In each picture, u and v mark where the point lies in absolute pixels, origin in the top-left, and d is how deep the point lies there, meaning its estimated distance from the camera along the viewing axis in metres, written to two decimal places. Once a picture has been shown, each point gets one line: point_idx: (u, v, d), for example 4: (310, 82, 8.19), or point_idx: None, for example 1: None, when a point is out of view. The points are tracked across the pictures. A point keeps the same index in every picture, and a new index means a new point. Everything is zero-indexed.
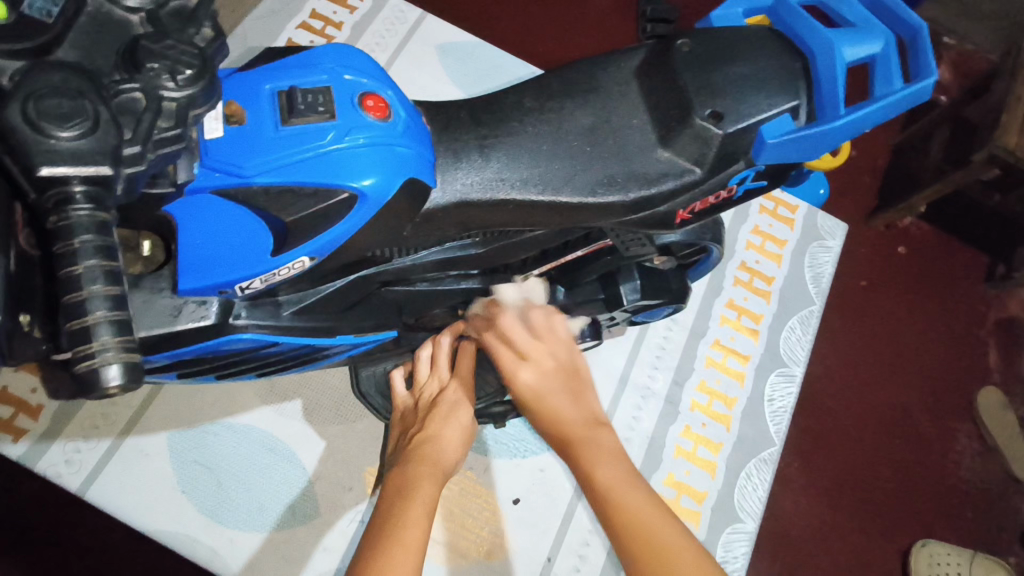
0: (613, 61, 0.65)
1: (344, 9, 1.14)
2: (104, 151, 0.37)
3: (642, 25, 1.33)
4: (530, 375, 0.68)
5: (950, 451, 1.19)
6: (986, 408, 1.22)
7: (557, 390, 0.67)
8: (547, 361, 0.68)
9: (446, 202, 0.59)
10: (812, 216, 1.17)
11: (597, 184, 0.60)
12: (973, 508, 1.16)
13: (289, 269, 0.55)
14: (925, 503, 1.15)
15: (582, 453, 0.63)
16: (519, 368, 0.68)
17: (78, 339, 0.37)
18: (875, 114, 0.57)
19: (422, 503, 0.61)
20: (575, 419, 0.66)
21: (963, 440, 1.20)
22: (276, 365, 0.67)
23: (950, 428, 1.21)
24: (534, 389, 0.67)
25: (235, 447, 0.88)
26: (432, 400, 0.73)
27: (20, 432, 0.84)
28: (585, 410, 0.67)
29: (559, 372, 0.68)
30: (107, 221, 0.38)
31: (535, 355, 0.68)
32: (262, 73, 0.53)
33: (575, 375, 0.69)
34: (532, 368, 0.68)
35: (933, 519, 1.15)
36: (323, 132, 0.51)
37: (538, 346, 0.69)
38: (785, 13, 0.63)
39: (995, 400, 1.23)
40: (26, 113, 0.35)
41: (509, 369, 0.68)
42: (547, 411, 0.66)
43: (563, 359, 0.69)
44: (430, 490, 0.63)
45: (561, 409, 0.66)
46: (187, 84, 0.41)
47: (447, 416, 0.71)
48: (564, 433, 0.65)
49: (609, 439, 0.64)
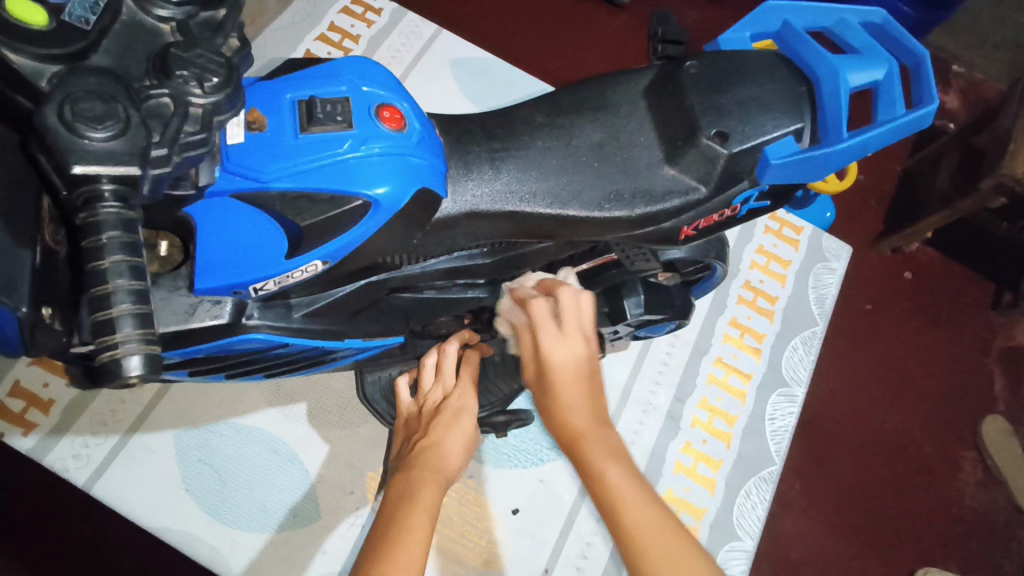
0: (623, 80, 0.66)
1: (362, 23, 1.17)
2: (133, 152, 0.39)
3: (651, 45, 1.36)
4: (567, 354, 0.64)
5: (954, 478, 1.19)
6: (993, 438, 1.21)
7: (579, 379, 0.64)
8: (580, 347, 0.65)
9: (457, 212, 0.61)
10: (817, 237, 1.19)
11: (603, 199, 0.62)
12: (976, 537, 1.16)
13: (302, 272, 0.56)
14: (929, 530, 1.15)
15: (591, 457, 0.59)
16: (556, 345, 0.64)
17: (102, 330, 0.37)
18: (877, 139, 0.58)
19: (426, 507, 0.62)
20: (589, 417, 0.62)
21: (967, 468, 1.20)
22: (284, 366, 0.68)
23: (954, 456, 1.20)
24: (568, 370, 0.64)
25: (241, 448, 0.89)
26: (439, 407, 0.74)
27: (30, 426, 0.86)
28: (597, 409, 0.63)
29: (587, 360, 0.65)
30: (133, 219, 0.40)
31: (569, 337, 0.65)
32: (283, 83, 0.54)
33: (598, 374, 0.65)
34: (569, 346, 0.64)
35: (935, 548, 1.14)
36: (340, 141, 0.53)
37: (578, 326, 0.65)
38: (793, 37, 0.65)
39: (1001, 429, 1.22)
40: (62, 115, 0.37)
41: (547, 343, 0.64)
42: (563, 399, 0.63)
43: (593, 349, 0.66)
44: (433, 496, 0.64)
45: (579, 401, 0.63)
46: (213, 92, 0.43)
47: (454, 424, 0.72)
48: (572, 427, 0.61)
49: (615, 440, 0.61)
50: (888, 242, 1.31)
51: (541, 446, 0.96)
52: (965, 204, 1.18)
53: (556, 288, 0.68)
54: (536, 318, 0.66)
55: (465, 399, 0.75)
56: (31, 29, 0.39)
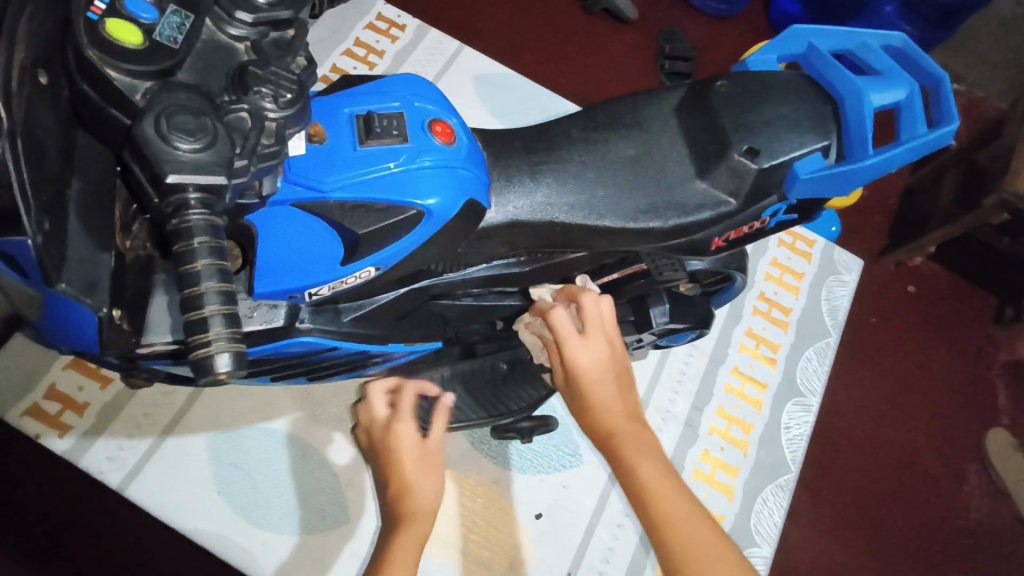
0: (655, 98, 0.69)
1: (386, 38, 1.21)
2: (220, 163, 0.41)
3: (662, 63, 1.40)
4: (589, 358, 0.68)
5: (959, 490, 1.21)
6: (996, 452, 1.24)
7: (610, 377, 0.68)
8: (604, 349, 0.68)
9: (500, 221, 0.64)
10: (829, 250, 1.22)
11: (638, 211, 0.65)
12: (982, 549, 1.18)
13: (356, 278, 0.59)
14: (934, 541, 1.17)
15: (624, 453, 0.65)
16: (580, 349, 0.68)
17: (195, 328, 0.40)
18: (900, 157, 0.62)
19: (406, 555, 0.65)
20: (617, 413, 0.67)
21: (971, 480, 1.22)
22: (326, 370, 0.71)
23: (959, 468, 1.23)
24: (596, 372, 0.68)
25: (271, 450, 0.91)
26: (399, 440, 0.71)
27: (66, 428, 0.88)
28: (627, 405, 0.68)
29: (612, 362, 0.69)
30: (218, 225, 0.43)
31: (591, 341, 0.68)
32: (340, 99, 0.57)
33: (625, 373, 0.70)
34: (591, 351, 0.68)
35: (940, 558, 1.16)
36: (396, 155, 0.55)
37: (601, 333, 0.69)
38: (817, 59, 0.68)
39: (1004, 441, 1.25)
40: (158, 127, 0.40)
41: (571, 351, 0.68)
42: (597, 395, 0.67)
43: (616, 350, 0.70)
44: (411, 543, 0.66)
45: (609, 398, 0.67)
46: (286, 107, 0.45)
47: (421, 466, 0.70)
48: (607, 424, 0.67)
49: (648, 436, 0.67)
50: (893, 256, 1.34)
51: (563, 452, 0.98)
52: (969, 220, 1.21)
53: (578, 294, 0.70)
54: (559, 331, 0.68)
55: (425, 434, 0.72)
56: (127, 49, 0.42)
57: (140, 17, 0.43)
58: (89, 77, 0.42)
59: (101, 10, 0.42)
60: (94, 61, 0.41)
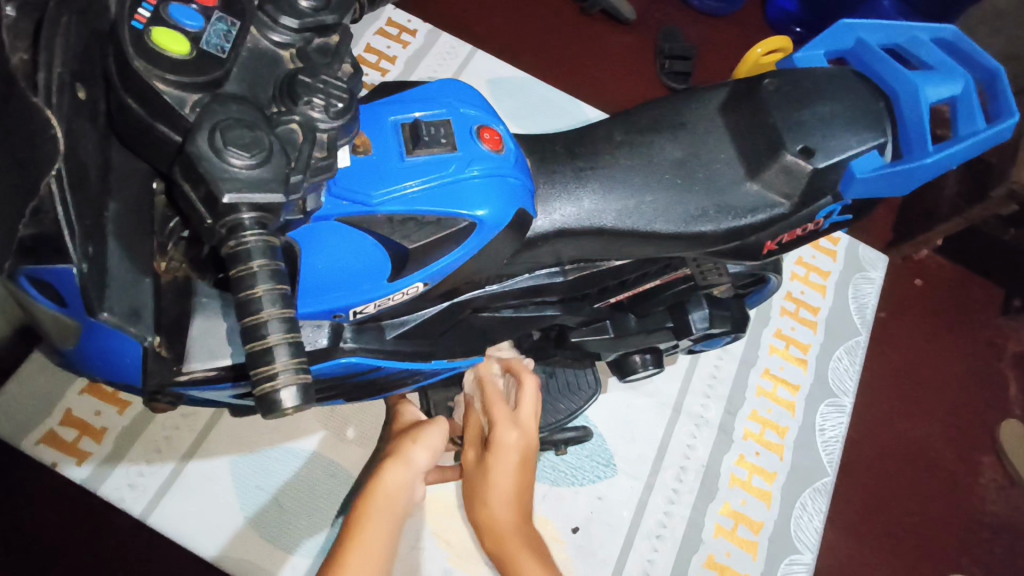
0: (696, 98, 0.67)
1: (397, 44, 1.17)
2: (277, 179, 0.38)
3: (660, 61, 1.39)
4: (516, 439, 0.73)
5: (976, 484, 1.20)
6: (1009, 442, 1.22)
7: (515, 468, 0.73)
8: (530, 431, 0.75)
9: (547, 230, 0.61)
10: (854, 248, 1.19)
11: (689, 217, 0.63)
12: (1002, 542, 1.17)
13: (404, 294, 0.57)
14: (953, 537, 1.15)
15: (508, 549, 0.71)
16: (508, 429, 0.73)
17: (260, 360, 0.37)
18: (962, 152, 0.60)
19: (388, 490, 0.69)
20: (495, 510, 0.73)
21: (987, 473, 1.21)
22: (365, 391, 0.68)
23: (975, 461, 1.21)
24: (512, 455, 0.73)
25: (297, 473, 0.88)
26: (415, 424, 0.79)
27: (84, 455, 0.84)
28: (522, 500, 0.74)
29: (524, 445, 0.74)
30: (275, 245, 0.39)
31: (520, 420, 0.75)
32: (385, 106, 0.54)
33: (530, 455, 0.75)
34: (519, 434, 0.74)
35: (961, 554, 1.15)
36: (447, 164, 0.53)
37: (526, 414, 0.75)
38: (868, 54, 0.67)
39: (1016, 432, 1.23)
40: (213, 143, 0.37)
41: (500, 426, 0.73)
42: (495, 485, 0.72)
43: (527, 432, 0.75)
44: (391, 487, 0.69)
45: (506, 494, 0.72)
46: (337, 117, 0.42)
47: (427, 433, 0.74)
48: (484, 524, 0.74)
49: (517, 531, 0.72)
50: (902, 249, 1.32)
51: (597, 463, 0.96)
52: (977, 212, 1.20)
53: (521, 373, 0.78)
54: (494, 408, 0.75)
55: (446, 420, 0.76)
56: (172, 58, 0.39)
57: (185, 25, 0.40)
58: (134, 90, 0.39)
59: (146, 18, 0.39)
60: (140, 73, 0.38)
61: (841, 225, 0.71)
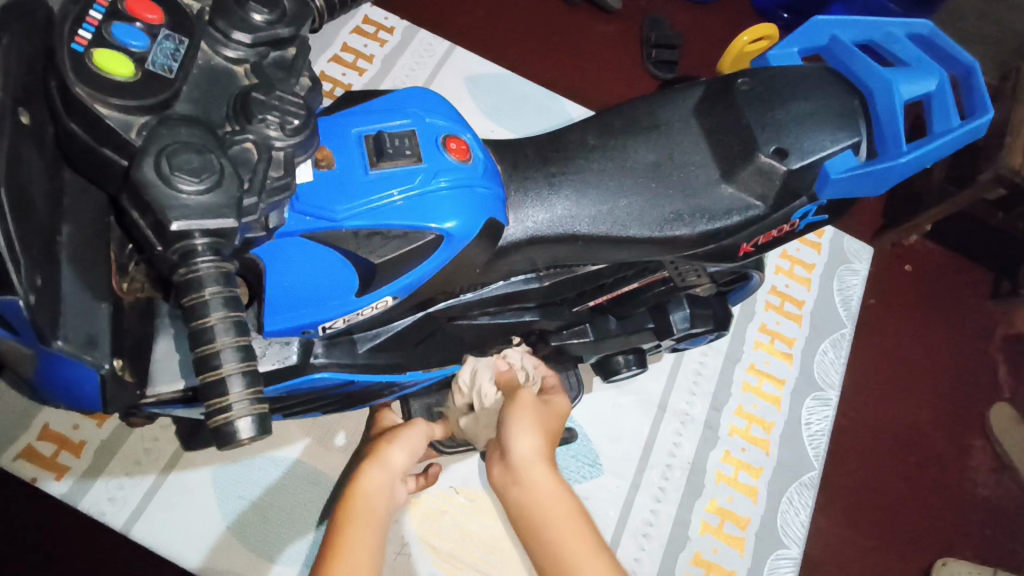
0: (671, 98, 0.66)
1: (375, 42, 1.16)
2: (229, 204, 0.37)
3: (646, 51, 1.37)
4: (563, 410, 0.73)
5: (966, 468, 1.20)
6: (999, 423, 1.23)
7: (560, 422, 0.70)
8: None
9: (520, 237, 0.61)
10: (838, 240, 1.19)
11: (663, 220, 0.62)
12: (992, 525, 1.17)
13: (371, 309, 0.56)
14: (943, 520, 1.16)
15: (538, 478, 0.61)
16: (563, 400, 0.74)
17: (213, 391, 0.37)
18: (936, 150, 0.59)
19: (367, 487, 0.66)
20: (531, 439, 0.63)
21: (977, 456, 1.21)
22: (339, 403, 0.67)
23: (965, 445, 1.22)
24: (562, 415, 0.72)
25: (279, 482, 0.87)
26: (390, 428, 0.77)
27: (63, 470, 0.83)
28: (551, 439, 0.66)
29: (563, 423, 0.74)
30: (230, 272, 0.39)
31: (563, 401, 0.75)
32: (349, 119, 0.54)
33: None
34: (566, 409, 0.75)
35: (951, 537, 1.15)
36: (411, 175, 0.52)
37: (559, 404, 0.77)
38: (841, 50, 0.66)
39: (1007, 416, 1.24)
40: (160, 168, 0.36)
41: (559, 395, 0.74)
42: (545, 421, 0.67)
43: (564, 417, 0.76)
44: (371, 486, 0.67)
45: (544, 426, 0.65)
46: (294, 135, 0.41)
47: (404, 436, 0.74)
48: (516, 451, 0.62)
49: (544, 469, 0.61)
50: (888, 236, 1.32)
51: (583, 463, 0.96)
52: (964, 197, 1.18)
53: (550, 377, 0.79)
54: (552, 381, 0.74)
55: (424, 423, 0.76)
56: (118, 82, 0.37)
57: (130, 45, 0.38)
58: (77, 116, 0.38)
59: (87, 41, 0.38)
60: (83, 99, 0.37)
61: (819, 223, 0.70)
